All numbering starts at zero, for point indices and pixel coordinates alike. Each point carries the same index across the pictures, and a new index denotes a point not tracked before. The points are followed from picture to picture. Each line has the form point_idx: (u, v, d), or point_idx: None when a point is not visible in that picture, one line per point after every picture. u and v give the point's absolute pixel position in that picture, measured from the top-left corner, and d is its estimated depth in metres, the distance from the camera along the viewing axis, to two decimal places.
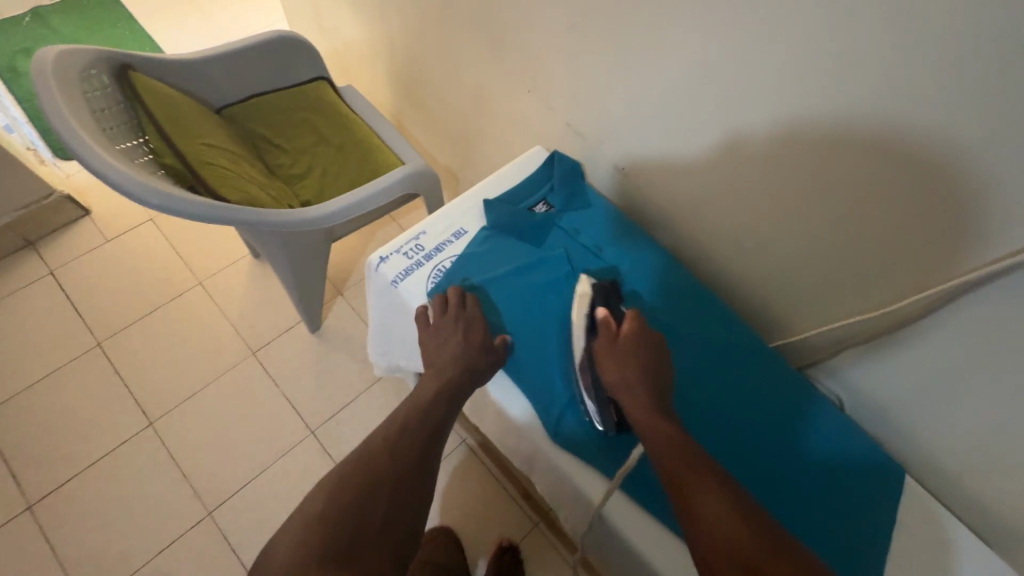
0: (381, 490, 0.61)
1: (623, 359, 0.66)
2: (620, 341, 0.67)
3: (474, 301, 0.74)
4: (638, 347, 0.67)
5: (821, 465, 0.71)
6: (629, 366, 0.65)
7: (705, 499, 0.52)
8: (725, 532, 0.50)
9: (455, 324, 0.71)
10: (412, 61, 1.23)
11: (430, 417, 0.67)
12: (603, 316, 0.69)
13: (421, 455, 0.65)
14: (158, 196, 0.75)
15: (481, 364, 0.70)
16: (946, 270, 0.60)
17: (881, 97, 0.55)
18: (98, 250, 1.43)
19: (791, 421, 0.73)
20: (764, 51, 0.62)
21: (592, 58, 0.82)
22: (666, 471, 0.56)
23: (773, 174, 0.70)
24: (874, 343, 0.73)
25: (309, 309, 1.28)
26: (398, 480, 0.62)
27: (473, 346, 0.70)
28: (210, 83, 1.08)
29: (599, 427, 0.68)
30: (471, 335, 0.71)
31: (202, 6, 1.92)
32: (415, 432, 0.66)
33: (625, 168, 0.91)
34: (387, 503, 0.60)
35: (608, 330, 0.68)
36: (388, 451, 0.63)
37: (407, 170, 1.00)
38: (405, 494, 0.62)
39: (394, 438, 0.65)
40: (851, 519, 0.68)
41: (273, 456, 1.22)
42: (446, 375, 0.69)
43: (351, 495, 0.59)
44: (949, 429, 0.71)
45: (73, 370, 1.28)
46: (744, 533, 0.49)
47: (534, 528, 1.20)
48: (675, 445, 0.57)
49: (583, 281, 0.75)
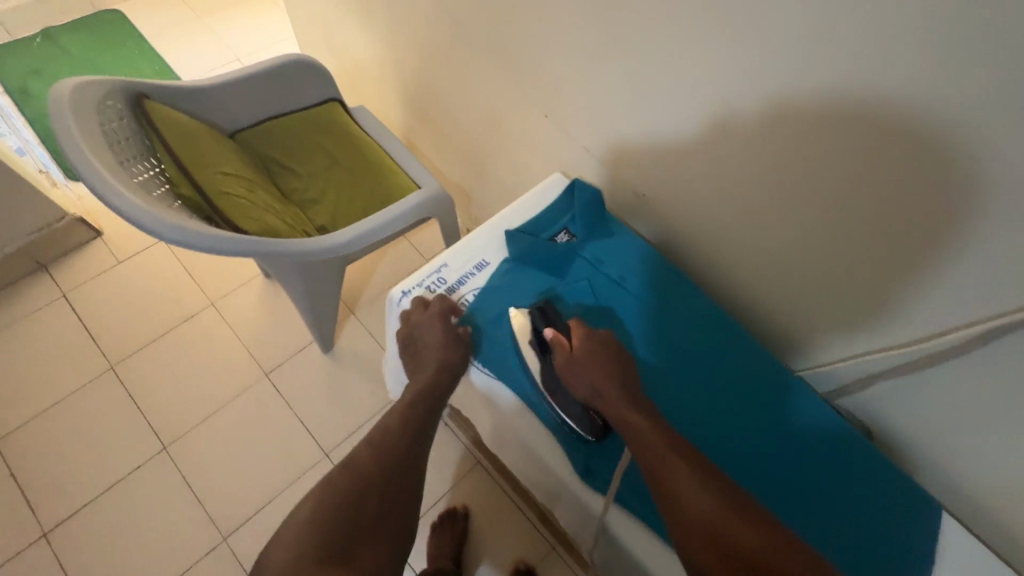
0: (370, 494, 0.64)
1: (584, 369, 0.67)
2: (575, 351, 0.69)
3: (440, 301, 0.76)
4: (591, 355, 0.68)
5: (837, 486, 0.69)
6: (590, 374, 0.67)
7: (676, 479, 0.57)
8: (700, 507, 0.54)
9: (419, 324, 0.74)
10: (423, 81, 1.22)
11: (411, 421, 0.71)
12: (551, 335, 0.70)
13: (404, 460, 0.69)
14: (178, 231, 0.75)
15: (450, 354, 0.73)
16: (969, 313, 0.59)
17: (914, 137, 0.52)
18: (111, 271, 1.43)
19: (815, 449, 0.71)
20: (783, 83, 0.60)
21: (609, 82, 0.80)
22: (641, 462, 0.59)
23: (795, 208, 0.68)
24: (905, 378, 0.70)
25: (321, 330, 1.27)
26: (385, 484, 0.66)
27: (433, 346, 0.72)
28: (221, 107, 1.08)
29: (582, 435, 0.69)
30: (427, 337, 0.73)
31: (210, 24, 1.93)
32: (397, 437, 0.70)
33: (645, 194, 0.89)
34: (375, 506, 0.64)
35: (561, 345, 0.70)
36: (375, 458, 0.67)
37: (420, 197, 1.01)
38: (391, 496, 0.66)
39: (377, 443, 0.69)
40: (864, 525, 0.67)
41: (287, 479, 1.21)
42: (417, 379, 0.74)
43: (341, 501, 0.63)
44: (987, 467, 0.67)
45: (86, 394, 1.28)
46: (716, 506, 0.54)
47: (551, 550, 1.18)
48: (644, 438, 0.60)
49: (516, 315, 0.74)
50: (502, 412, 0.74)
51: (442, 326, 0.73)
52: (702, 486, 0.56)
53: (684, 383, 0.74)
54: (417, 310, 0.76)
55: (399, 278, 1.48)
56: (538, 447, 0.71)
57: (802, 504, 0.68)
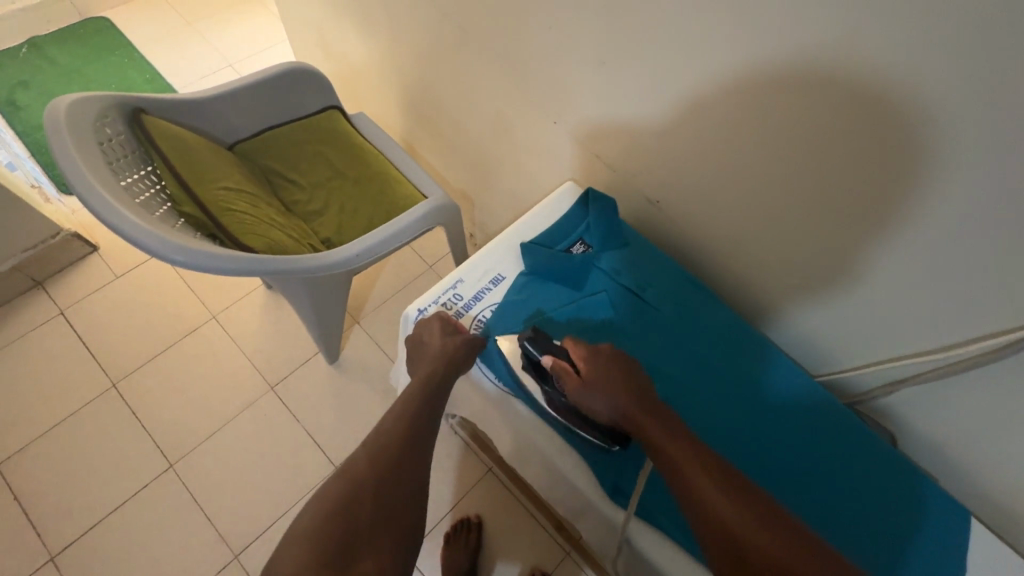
0: (365, 496, 0.58)
1: (594, 391, 0.64)
2: (581, 374, 0.65)
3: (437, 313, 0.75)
4: (597, 373, 0.64)
5: (855, 480, 0.69)
6: (602, 394, 0.63)
7: (701, 489, 0.53)
8: (730, 517, 0.51)
9: (421, 334, 0.73)
10: (423, 87, 1.20)
11: (410, 418, 0.66)
12: (552, 364, 0.67)
13: (402, 458, 0.63)
14: (184, 254, 0.73)
15: (454, 356, 0.70)
16: (993, 323, 0.59)
17: (949, 148, 0.51)
18: (108, 287, 1.40)
19: (838, 447, 0.71)
20: (805, 103, 0.59)
21: (620, 87, 0.78)
22: (665, 474, 0.56)
23: (819, 220, 0.67)
24: (930, 384, 0.69)
25: (326, 342, 1.25)
26: (380, 483, 0.60)
27: (439, 347, 0.71)
28: (218, 119, 1.05)
29: (609, 446, 0.67)
30: (424, 335, 0.73)
31: (200, 29, 1.89)
32: (394, 436, 0.64)
33: (659, 201, 0.87)
34: (370, 508, 0.58)
35: (564, 371, 0.66)
36: (368, 459, 0.62)
37: (426, 207, 1.00)
38: (390, 497, 0.59)
39: (375, 441, 0.64)
40: (886, 517, 0.67)
41: (298, 494, 1.20)
42: (417, 378, 0.70)
43: (333, 509, 0.56)
44: (1015, 470, 0.67)
45: (89, 413, 1.25)
46: (746, 517, 0.51)
47: (565, 556, 1.17)
48: (667, 450, 0.57)
49: (514, 345, 0.73)
50: (521, 428, 0.73)
51: (441, 327, 0.73)
52: (728, 496, 0.52)
53: (706, 393, 0.73)
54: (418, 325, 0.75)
55: (404, 285, 1.46)
56: (557, 461, 0.70)
57: (833, 509, 0.67)
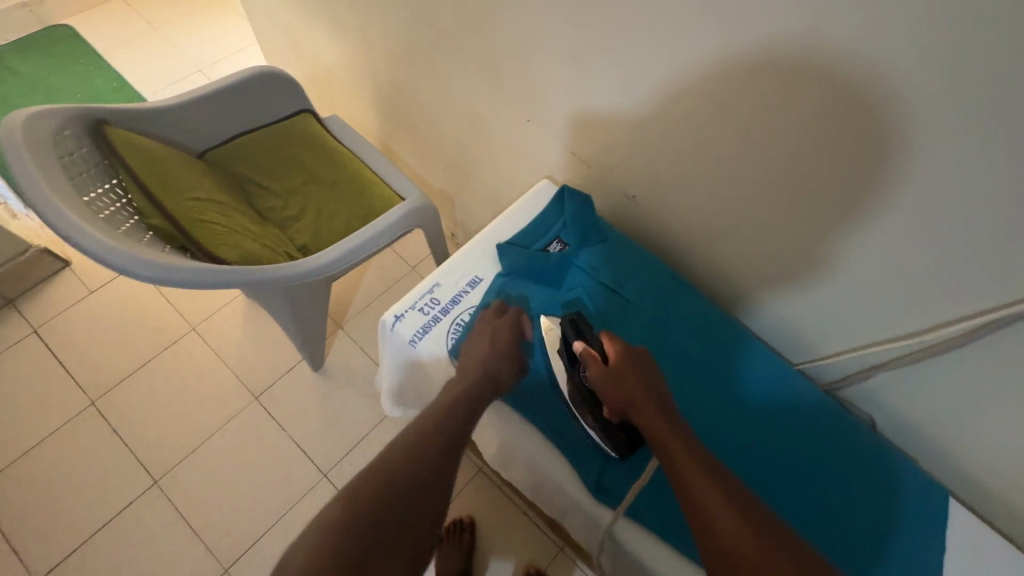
0: (397, 497, 0.54)
1: (618, 383, 0.63)
2: (608, 365, 0.65)
3: (510, 312, 0.75)
4: (625, 367, 0.64)
5: (868, 487, 0.69)
6: (622, 387, 0.63)
7: (698, 497, 0.53)
8: (726, 530, 0.50)
9: (492, 329, 0.73)
10: (397, 87, 1.18)
11: (449, 423, 0.63)
12: (581, 349, 0.67)
13: (440, 466, 0.59)
14: (150, 268, 0.71)
15: (504, 370, 0.70)
16: (967, 306, 0.60)
17: (914, 130, 0.52)
18: (83, 303, 1.37)
19: (853, 451, 0.71)
20: (778, 96, 0.59)
21: (591, 82, 0.78)
22: (670, 473, 0.56)
23: (794, 210, 0.68)
24: (905, 368, 0.70)
25: (309, 349, 1.24)
26: (415, 484, 0.56)
27: (502, 354, 0.70)
28: (187, 127, 1.03)
29: (612, 454, 0.67)
30: (494, 335, 0.72)
31: (167, 34, 1.85)
32: (433, 440, 0.61)
33: (636, 196, 0.88)
34: (403, 508, 0.54)
35: (592, 359, 0.66)
36: (407, 459, 0.57)
37: (404, 210, 0.99)
38: (424, 502, 0.56)
39: (413, 443, 0.60)
40: (871, 502, 0.68)
41: (286, 504, 1.18)
42: (463, 381, 0.68)
43: (368, 506, 0.52)
44: (991, 449, 0.68)
45: (68, 433, 1.23)
46: (745, 527, 0.50)
47: (559, 552, 1.18)
48: (677, 455, 0.56)
49: (549, 325, 0.73)
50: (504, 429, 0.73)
51: (510, 330, 0.73)
52: (727, 507, 0.52)
53: (686, 387, 0.74)
54: (490, 317, 0.74)
55: (386, 288, 1.45)
56: (542, 462, 0.70)
57: (815, 495, 0.68)
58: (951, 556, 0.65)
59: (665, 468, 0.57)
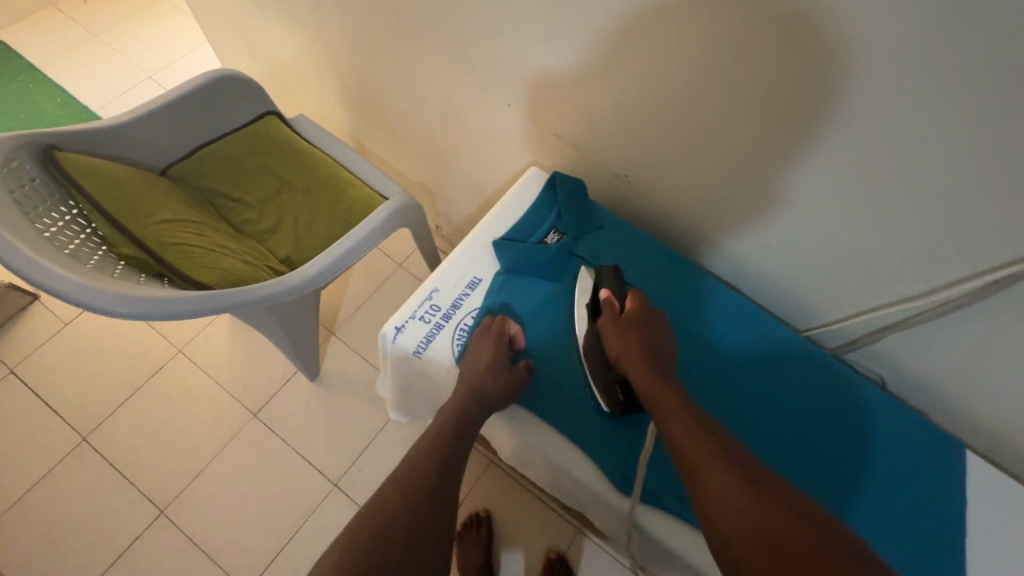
0: (402, 523, 0.56)
1: (626, 331, 0.66)
2: (623, 316, 0.67)
3: (495, 322, 0.72)
4: (636, 321, 0.67)
5: (884, 461, 0.68)
6: (628, 338, 0.65)
7: (702, 465, 0.52)
8: (722, 488, 0.50)
9: (482, 342, 0.70)
10: (363, 80, 1.12)
11: (443, 445, 0.63)
12: (605, 296, 0.70)
13: (439, 489, 0.60)
14: (129, 304, 0.67)
15: (501, 381, 0.67)
16: (974, 263, 0.59)
17: (917, 88, 0.50)
18: (59, 336, 1.31)
19: (863, 424, 0.70)
20: (780, 64, 0.56)
21: (572, 64, 0.74)
22: (660, 425, 0.58)
23: (798, 180, 0.66)
24: (917, 328, 0.69)
25: (303, 360, 1.20)
26: (420, 507, 0.58)
27: (493, 368, 0.67)
28: (145, 143, 0.97)
29: (605, 408, 0.68)
30: (481, 347, 0.70)
31: (108, 41, 1.73)
32: (430, 463, 0.62)
33: (628, 175, 0.85)
34: (412, 526, 0.56)
35: (610, 307, 0.69)
36: (408, 485, 0.59)
37: (389, 209, 0.95)
38: (431, 526, 0.57)
39: (413, 468, 0.61)
40: (888, 462, 0.68)
41: (298, 518, 1.16)
42: (456, 400, 0.67)
43: (373, 533, 0.54)
44: (1006, 398, 0.68)
45: (62, 472, 1.18)
46: (746, 492, 0.49)
47: (579, 533, 1.18)
48: (671, 411, 0.58)
49: (584, 272, 0.75)
50: (520, 432, 0.71)
51: (500, 337, 0.71)
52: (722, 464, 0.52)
53: (700, 366, 0.73)
54: (479, 330, 0.72)
55: (375, 289, 1.41)
56: (560, 459, 0.69)
57: (829, 461, 0.68)
58: (975, 509, 0.66)
59: (659, 421, 0.58)
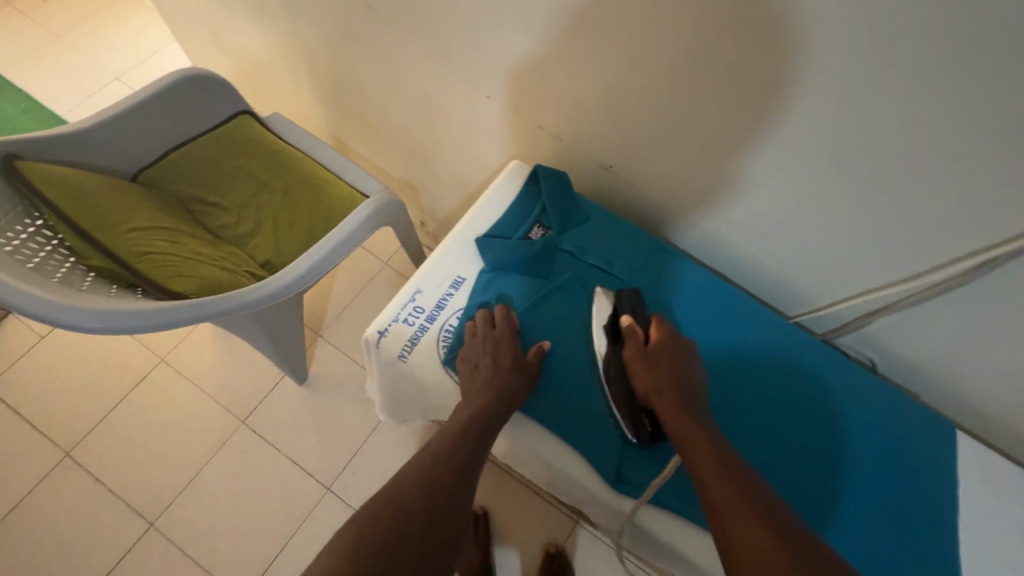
0: (420, 512, 0.52)
1: (655, 364, 0.63)
2: (649, 347, 0.65)
3: (502, 320, 0.71)
4: (661, 352, 0.64)
5: (874, 453, 0.68)
6: (656, 371, 0.63)
7: (724, 502, 0.49)
8: (740, 527, 0.46)
9: (488, 342, 0.68)
10: (339, 75, 1.09)
11: (459, 441, 0.60)
12: (627, 324, 0.67)
13: (457, 485, 0.56)
14: (102, 319, 0.65)
15: (514, 383, 0.66)
16: (969, 244, 0.58)
17: (905, 67, 0.49)
18: (35, 349, 1.27)
19: (854, 408, 0.71)
20: (764, 47, 0.55)
21: (551, 53, 0.72)
22: (685, 462, 0.55)
23: (787, 165, 0.64)
24: (907, 311, 0.69)
25: (291, 364, 1.18)
26: (436, 499, 0.54)
27: (504, 370, 0.66)
28: (113, 148, 0.93)
29: (633, 440, 0.66)
30: (490, 348, 0.68)
31: (71, 42, 1.68)
32: (447, 457, 0.58)
33: (613, 166, 0.83)
34: (429, 517, 0.52)
35: (634, 337, 0.66)
36: (421, 477, 0.55)
37: (371, 207, 0.93)
38: (448, 523, 0.53)
39: (429, 463, 0.57)
40: (882, 444, 0.69)
41: (294, 523, 1.15)
42: (470, 401, 0.64)
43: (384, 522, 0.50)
44: (996, 377, 0.68)
45: (46, 489, 1.15)
46: (761, 533, 0.45)
47: (575, 526, 1.18)
48: (696, 445, 0.55)
49: (599, 297, 0.72)
50: (512, 433, 0.70)
51: (508, 337, 0.69)
52: (740, 503, 0.48)
53: None
54: (484, 326, 0.70)
55: (361, 288, 1.39)
56: (554, 459, 0.68)
57: (818, 446, 0.69)
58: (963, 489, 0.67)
59: (685, 461, 0.55)
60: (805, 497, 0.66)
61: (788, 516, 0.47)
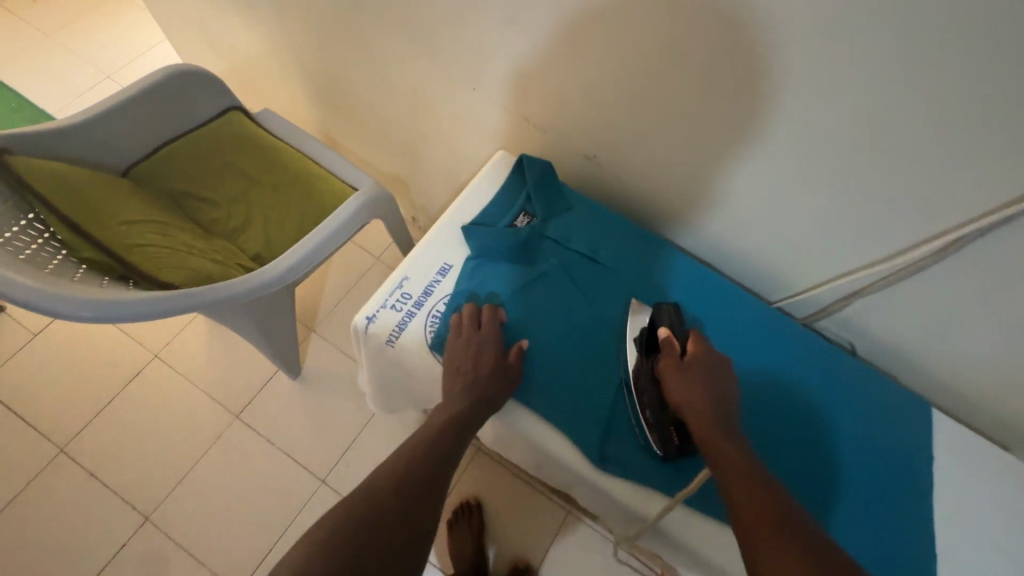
0: (398, 503, 0.53)
1: (692, 376, 0.63)
2: (684, 359, 0.65)
3: (488, 321, 0.71)
4: (699, 364, 0.64)
5: (848, 431, 0.71)
6: (692, 383, 0.62)
7: (749, 516, 0.49)
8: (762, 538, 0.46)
9: (471, 344, 0.69)
10: (328, 71, 1.10)
11: (433, 443, 0.62)
12: (665, 334, 0.67)
13: (433, 479, 0.58)
14: (94, 308, 0.66)
15: (494, 386, 0.67)
16: (947, 220, 0.59)
17: (871, 47, 0.51)
18: (27, 347, 1.28)
19: (829, 389, 0.73)
20: (738, 31, 0.57)
21: (534, 45, 0.74)
22: (716, 477, 0.54)
23: (765, 150, 0.66)
24: (885, 292, 0.71)
25: (284, 359, 1.19)
26: (414, 492, 0.56)
27: (484, 376, 0.67)
28: (103, 144, 0.94)
29: (657, 450, 0.66)
30: (473, 351, 0.68)
31: (60, 41, 1.68)
32: (423, 456, 0.60)
33: (597, 156, 0.85)
34: (408, 507, 0.54)
35: (671, 348, 0.66)
36: (398, 473, 0.57)
37: (360, 199, 0.94)
38: (426, 511, 0.55)
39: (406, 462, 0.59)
40: (857, 425, 0.71)
41: (289, 515, 1.16)
42: (448, 404, 0.65)
43: (363, 511, 0.51)
44: (971, 356, 0.70)
45: (40, 485, 1.16)
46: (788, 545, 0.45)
47: (569, 516, 1.19)
48: (729, 462, 0.54)
49: (636, 309, 0.74)
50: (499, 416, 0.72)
51: (491, 339, 0.69)
52: (762, 516, 0.48)
53: None
54: (468, 327, 0.70)
55: (353, 284, 1.40)
56: (541, 441, 0.70)
57: (795, 426, 0.70)
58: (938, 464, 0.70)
59: (715, 476, 0.55)
60: (789, 476, 0.68)
61: (800, 519, 0.47)
